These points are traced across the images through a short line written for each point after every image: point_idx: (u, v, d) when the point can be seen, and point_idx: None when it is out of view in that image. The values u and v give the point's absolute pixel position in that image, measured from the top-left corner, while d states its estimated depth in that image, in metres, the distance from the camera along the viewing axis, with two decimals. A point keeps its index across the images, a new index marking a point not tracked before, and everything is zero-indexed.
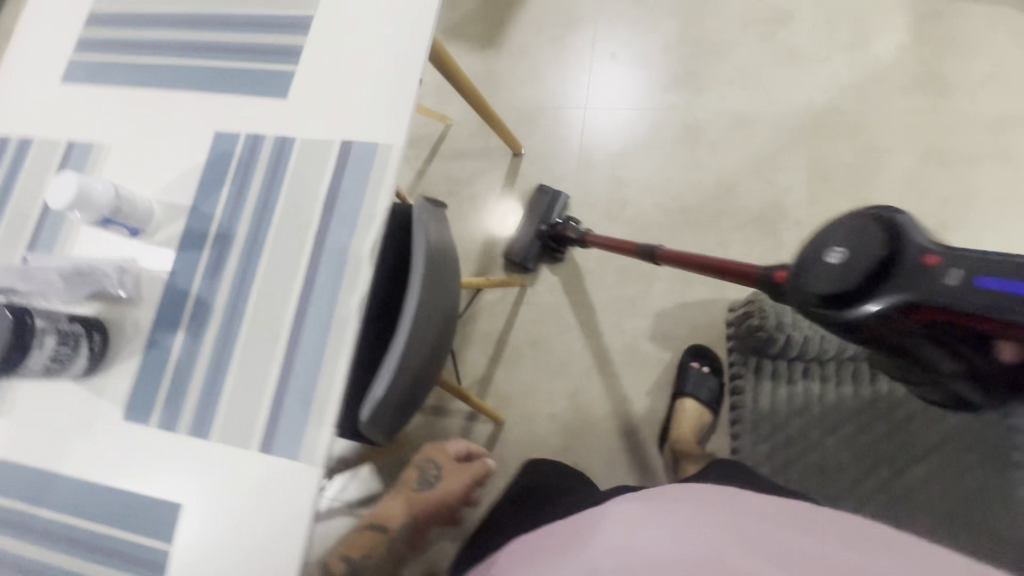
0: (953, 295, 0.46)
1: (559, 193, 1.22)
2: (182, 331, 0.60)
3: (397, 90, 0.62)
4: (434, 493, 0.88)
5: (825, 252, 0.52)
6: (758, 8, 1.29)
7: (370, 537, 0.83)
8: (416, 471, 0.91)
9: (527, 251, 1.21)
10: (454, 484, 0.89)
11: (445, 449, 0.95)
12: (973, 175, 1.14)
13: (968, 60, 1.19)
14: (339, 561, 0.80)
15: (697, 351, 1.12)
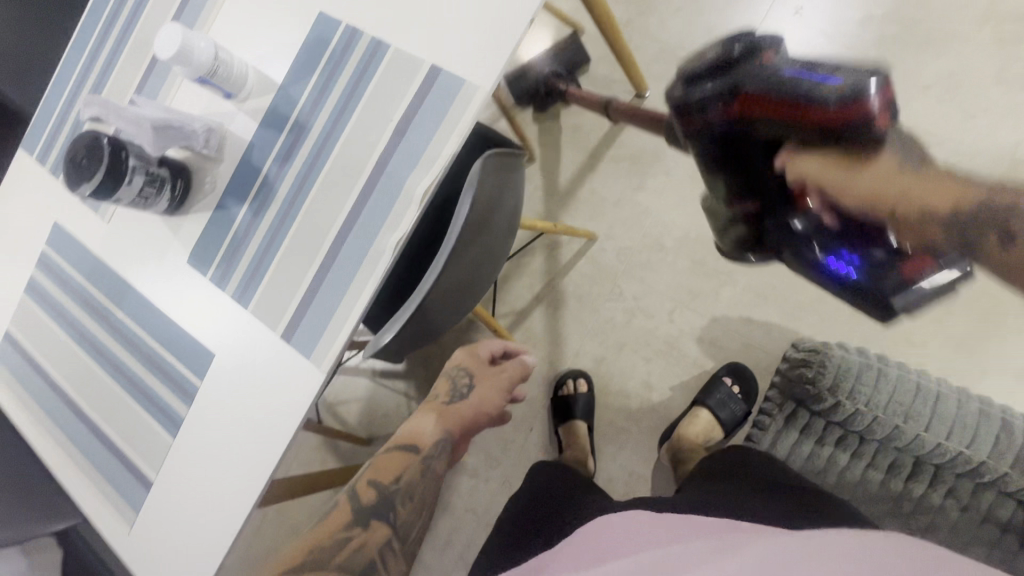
0: (767, 73, 0.44)
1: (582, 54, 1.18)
2: (246, 205, 0.64)
3: (506, 26, 0.55)
4: (473, 399, 0.87)
5: (703, 51, 0.51)
6: (1009, 3, 1.00)
7: (403, 456, 0.75)
8: (447, 385, 0.90)
9: (520, 83, 1.16)
10: (491, 382, 0.91)
11: (474, 351, 0.94)
12: None
13: None
14: (368, 489, 0.70)
15: (735, 371, 1.06)
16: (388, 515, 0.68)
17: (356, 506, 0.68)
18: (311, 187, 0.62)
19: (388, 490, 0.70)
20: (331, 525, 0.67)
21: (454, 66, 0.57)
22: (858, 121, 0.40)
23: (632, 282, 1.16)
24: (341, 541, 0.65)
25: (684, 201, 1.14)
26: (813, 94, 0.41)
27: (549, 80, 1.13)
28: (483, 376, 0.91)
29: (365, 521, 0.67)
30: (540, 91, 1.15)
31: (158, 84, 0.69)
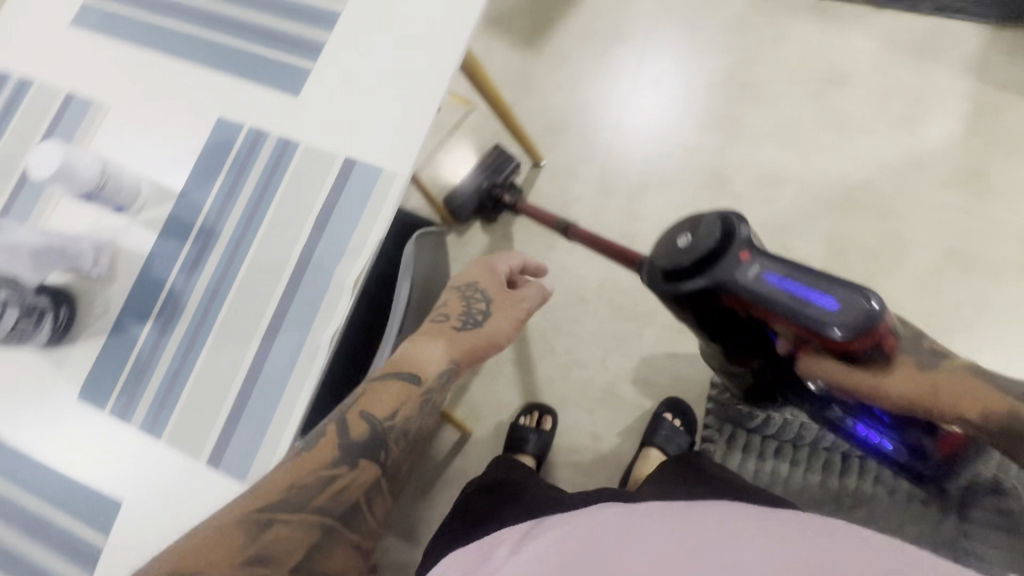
0: (756, 287, 0.56)
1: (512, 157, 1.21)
2: (150, 322, 0.58)
3: (413, 114, 0.58)
4: (485, 330, 0.65)
5: (677, 234, 0.60)
6: (812, 64, 1.23)
7: (401, 388, 0.56)
8: (458, 302, 0.68)
9: (467, 201, 1.17)
10: (507, 312, 0.68)
11: (490, 268, 0.72)
12: (990, 287, 1.07)
13: (1018, 164, 1.11)
14: (359, 424, 0.54)
15: (674, 405, 1.10)
16: (375, 462, 0.53)
17: (343, 444, 0.53)
18: (228, 292, 0.58)
19: (378, 429, 0.54)
20: (313, 460, 0.51)
21: (368, 156, 0.58)
22: (866, 349, 0.54)
23: (563, 336, 1.19)
24: (322, 482, 0.51)
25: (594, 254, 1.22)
26: (813, 316, 0.54)
27: (496, 193, 1.17)
28: (501, 296, 0.69)
29: (355, 461, 0.52)
30: (490, 203, 1.19)
31: (26, 206, 0.62)
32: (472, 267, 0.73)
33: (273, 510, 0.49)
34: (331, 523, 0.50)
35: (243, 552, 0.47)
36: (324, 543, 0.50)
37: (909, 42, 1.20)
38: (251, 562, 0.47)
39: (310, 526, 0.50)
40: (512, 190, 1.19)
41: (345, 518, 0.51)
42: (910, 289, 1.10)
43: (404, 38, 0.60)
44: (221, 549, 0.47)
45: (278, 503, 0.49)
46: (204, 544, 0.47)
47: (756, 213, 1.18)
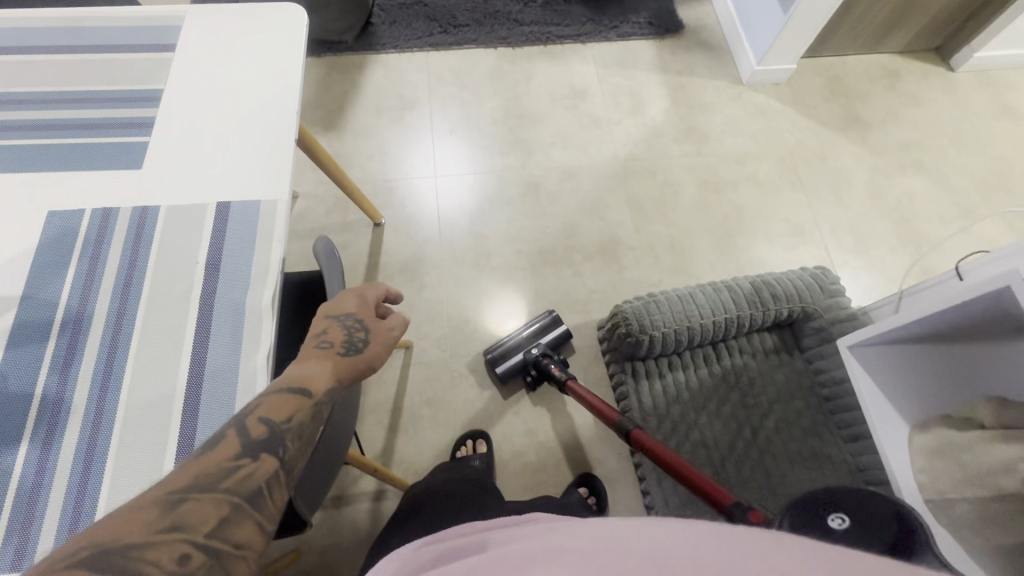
0: None
1: (564, 330, 1.22)
2: (26, 444, 0.49)
3: (273, 147, 0.63)
4: (365, 358, 0.57)
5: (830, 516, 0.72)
6: (558, 88, 1.59)
7: (294, 399, 0.51)
8: (332, 328, 0.58)
9: (505, 364, 1.18)
10: (386, 337, 0.60)
11: (362, 295, 0.62)
12: (737, 196, 1.47)
13: (711, 116, 1.57)
14: (258, 426, 0.48)
15: (584, 480, 1.13)
16: (278, 453, 0.48)
17: (247, 443, 0.47)
18: (122, 370, 0.52)
19: (277, 433, 0.48)
20: (218, 454, 0.45)
21: (242, 195, 0.60)
22: None
23: (465, 359, 1.25)
24: (227, 469, 0.45)
25: (460, 279, 1.34)
26: None
27: (537, 359, 1.16)
28: (377, 326, 0.60)
29: (258, 451, 0.47)
30: (531, 371, 1.17)
31: None
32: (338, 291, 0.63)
33: (188, 489, 0.43)
34: (239, 503, 0.44)
35: (157, 525, 0.40)
36: (232, 520, 0.43)
37: (613, 60, 1.64)
38: (165, 531, 0.40)
39: (222, 503, 0.43)
40: (558, 363, 1.15)
41: (256, 498, 0.45)
42: (693, 216, 1.44)
43: (239, 93, 0.66)
44: (135, 521, 0.40)
45: (188, 483, 0.43)
46: (116, 520, 0.40)
47: (570, 200, 1.43)
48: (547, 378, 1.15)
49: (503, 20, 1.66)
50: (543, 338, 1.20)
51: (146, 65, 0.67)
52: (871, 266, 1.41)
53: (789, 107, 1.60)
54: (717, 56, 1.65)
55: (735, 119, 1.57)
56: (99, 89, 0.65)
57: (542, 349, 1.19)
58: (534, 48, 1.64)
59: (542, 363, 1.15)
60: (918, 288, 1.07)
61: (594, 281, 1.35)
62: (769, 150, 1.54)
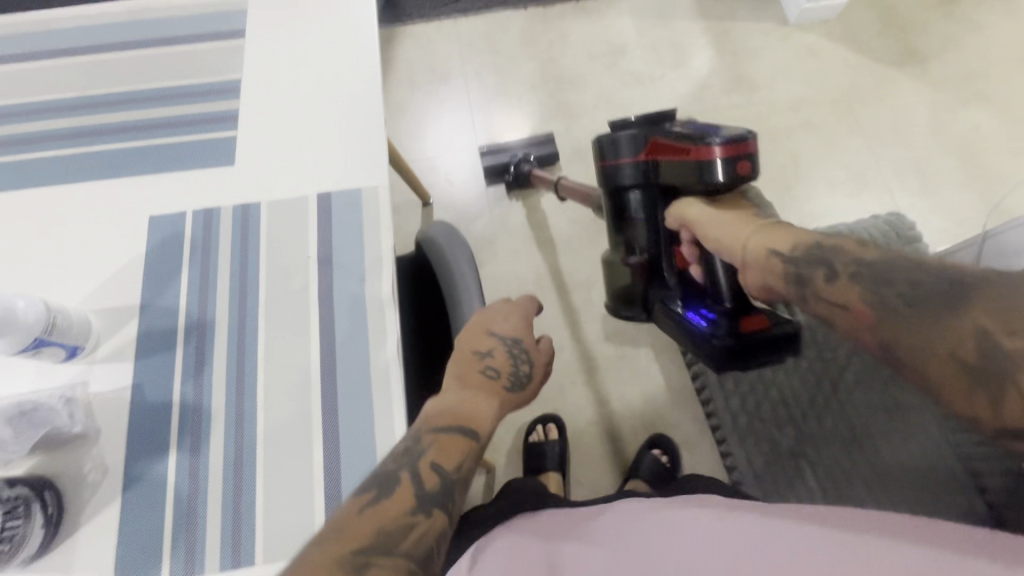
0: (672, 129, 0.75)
1: (552, 152, 1.38)
2: (174, 452, 0.49)
3: (365, 128, 0.60)
4: (527, 393, 0.55)
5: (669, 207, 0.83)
6: (595, 46, 1.52)
7: (464, 440, 0.48)
8: (498, 352, 0.54)
9: (493, 158, 1.36)
10: (545, 372, 0.57)
11: (523, 315, 0.59)
12: (793, 145, 1.41)
13: (758, 62, 1.50)
14: (429, 474, 0.45)
15: (654, 442, 1.14)
16: (448, 509, 0.45)
17: (418, 493, 0.44)
18: (254, 371, 0.51)
19: (446, 482, 0.45)
20: (393, 504, 0.43)
21: (343, 181, 0.58)
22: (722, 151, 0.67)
23: None
24: (402, 526, 0.42)
25: (515, 253, 1.32)
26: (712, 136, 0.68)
27: (518, 160, 1.34)
28: (540, 356, 0.57)
29: (430, 507, 0.44)
30: (511, 168, 1.34)
31: None
32: (499, 306, 0.59)
33: (371, 550, 0.40)
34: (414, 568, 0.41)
35: None
36: None
37: (649, 10, 1.56)
38: None
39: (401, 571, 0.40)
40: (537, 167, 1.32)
41: (427, 563, 0.42)
42: None
43: (320, 74, 0.63)
44: None
45: (367, 542, 0.40)
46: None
47: None
48: (526, 178, 1.32)
49: None
50: (533, 151, 1.37)
51: (219, 55, 0.65)
52: (939, 206, 1.35)
53: (840, 45, 1.51)
54: None
55: (784, 63, 1.50)
56: (177, 84, 0.63)
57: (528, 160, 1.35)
58: (567, 5, 1.57)
59: (522, 164, 1.32)
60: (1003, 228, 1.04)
61: None
62: (823, 94, 1.46)
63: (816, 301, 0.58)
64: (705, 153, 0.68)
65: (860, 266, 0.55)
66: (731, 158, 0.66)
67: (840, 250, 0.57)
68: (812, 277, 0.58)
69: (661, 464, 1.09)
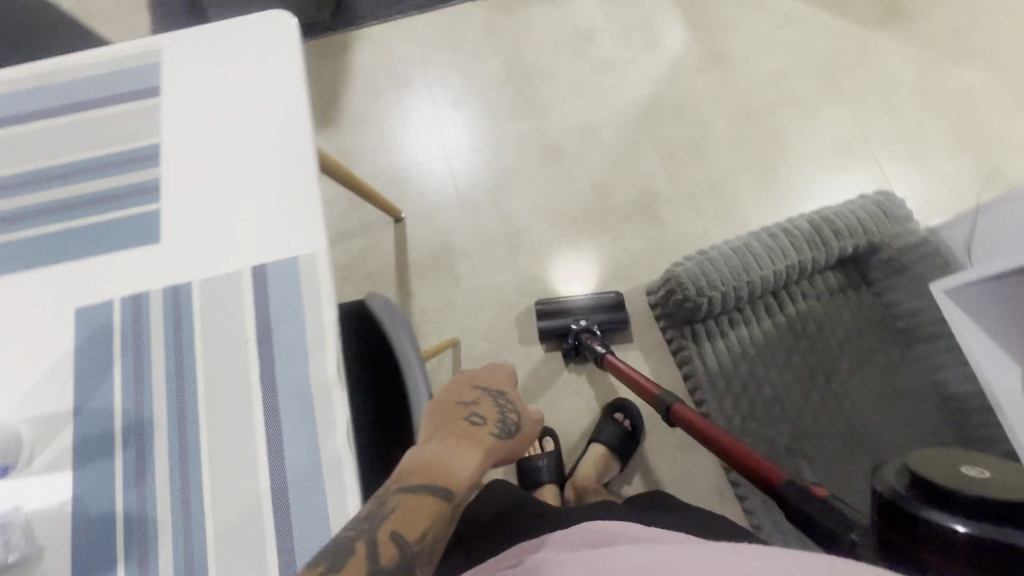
0: None
1: (624, 326, 1.16)
2: (122, 566, 0.46)
3: (295, 190, 0.56)
4: (507, 445, 0.60)
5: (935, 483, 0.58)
6: (561, 33, 1.44)
7: (432, 506, 0.48)
8: (488, 407, 0.61)
9: (551, 319, 1.16)
10: (526, 430, 0.63)
11: (508, 377, 0.67)
12: (775, 123, 1.35)
13: (734, 36, 1.42)
14: (388, 544, 0.45)
15: (623, 407, 1.15)
16: None
17: (373, 567, 0.43)
18: (199, 472, 0.48)
19: (408, 555, 0.45)
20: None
21: (276, 251, 0.54)
22: None
23: (515, 347, 1.21)
24: None
25: (495, 264, 1.27)
26: None
27: (578, 332, 1.14)
28: (524, 414, 0.63)
29: None
30: (569, 338, 1.15)
31: None
32: (483, 370, 0.67)
33: None
34: None
35: None
36: None
37: None
38: None
39: None
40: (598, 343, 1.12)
41: None
42: (729, 152, 1.33)
43: (244, 133, 0.58)
44: None
45: None
46: None
47: (595, 159, 1.33)
48: (585, 352, 1.13)
49: None
50: (596, 320, 1.15)
51: (135, 116, 0.60)
52: (930, 174, 1.30)
53: (818, 10, 1.43)
54: None
55: (761, 34, 1.42)
56: (91, 154, 0.58)
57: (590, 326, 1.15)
58: None
59: (581, 337, 1.12)
60: (998, 203, 0.99)
61: (635, 242, 1.27)
62: (802, 63, 1.39)
63: None
64: None
65: None
66: None
67: None
68: None
69: (624, 431, 1.11)
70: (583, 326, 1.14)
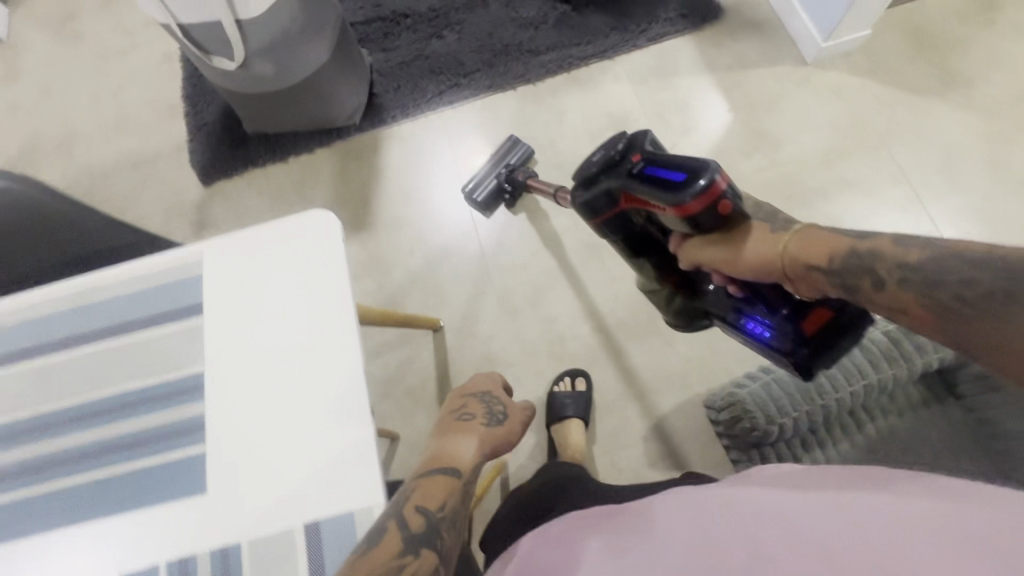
0: (632, 183, 0.71)
1: (524, 146, 1.36)
2: None
3: (348, 430, 0.53)
4: (504, 432, 0.64)
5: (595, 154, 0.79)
6: (595, 121, 1.40)
7: (444, 482, 0.53)
8: (475, 405, 0.66)
9: (482, 189, 1.32)
10: (518, 419, 0.68)
11: (493, 376, 0.73)
12: (828, 206, 1.27)
13: (777, 114, 1.35)
14: (416, 516, 0.49)
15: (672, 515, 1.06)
16: (436, 546, 0.48)
17: (406, 536, 0.47)
18: None
19: (433, 521, 0.49)
20: (381, 553, 0.45)
21: (331, 504, 0.50)
22: (713, 196, 0.63)
23: None
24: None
25: (540, 373, 1.22)
26: (677, 189, 0.64)
27: (510, 175, 1.31)
28: (512, 408, 0.68)
29: (417, 547, 0.47)
30: (504, 184, 1.31)
31: None
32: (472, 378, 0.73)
33: None
34: None
35: None
36: None
37: (649, 71, 1.43)
38: None
39: None
40: (525, 172, 1.31)
41: None
42: None
43: (293, 361, 0.55)
44: None
45: None
46: None
47: None
48: (521, 187, 1.30)
49: (516, 54, 1.47)
50: (509, 159, 1.34)
51: (179, 340, 0.57)
52: None
53: (869, 79, 1.35)
54: (769, 39, 1.41)
55: (806, 109, 1.35)
56: (135, 387, 0.55)
57: (510, 165, 1.33)
58: (558, 79, 1.45)
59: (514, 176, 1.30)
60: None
61: (687, 347, 1.20)
62: (853, 139, 1.31)
63: (878, 304, 0.50)
64: (683, 211, 0.64)
65: (904, 268, 0.47)
66: (709, 207, 0.63)
67: (879, 258, 0.49)
68: (861, 286, 0.51)
69: None
70: (506, 169, 1.32)
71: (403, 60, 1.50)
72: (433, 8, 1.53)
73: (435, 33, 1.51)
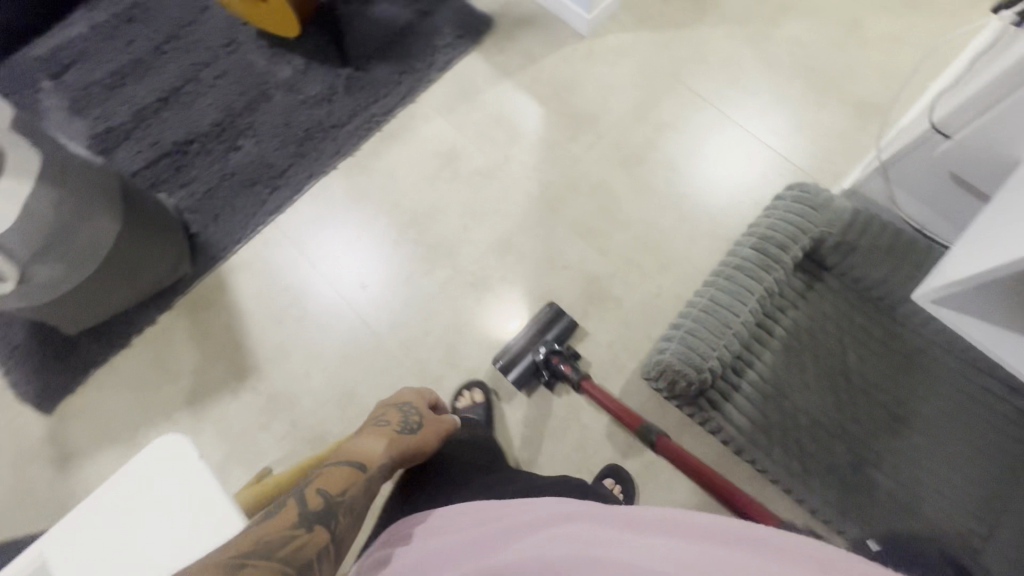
0: None
1: (565, 319, 1.21)
2: None
3: None
4: (417, 439, 0.81)
5: None
6: (427, 166, 1.38)
7: (346, 472, 0.67)
8: (395, 416, 0.85)
9: (516, 369, 1.16)
10: (432, 430, 0.85)
11: (421, 395, 0.94)
12: (661, 154, 1.36)
13: (582, 91, 1.42)
14: (314, 497, 0.61)
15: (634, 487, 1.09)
16: (327, 527, 0.59)
17: (302, 512, 0.58)
18: None
19: (331, 501, 0.61)
20: (274, 524, 0.55)
21: None
22: None
23: None
24: (282, 537, 0.54)
25: (487, 425, 1.19)
26: None
27: (546, 360, 1.15)
28: (430, 418, 0.88)
29: (311, 524, 0.57)
30: (543, 371, 1.15)
31: None
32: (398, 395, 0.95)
33: (247, 555, 0.50)
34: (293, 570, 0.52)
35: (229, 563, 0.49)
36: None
37: (454, 100, 1.43)
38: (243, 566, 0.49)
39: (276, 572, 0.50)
40: (568, 359, 1.16)
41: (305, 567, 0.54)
42: (638, 202, 1.32)
43: (181, 535, 0.56)
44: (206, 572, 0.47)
45: (250, 553, 0.50)
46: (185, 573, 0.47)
47: (524, 272, 1.28)
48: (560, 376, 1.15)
49: (321, 135, 1.41)
50: (544, 339, 1.18)
51: None
52: (815, 135, 1.35)
53: (642, 30, 1.46)
54: (544, 28, 1.48)
55: (603, 77, 1.42)
56: None
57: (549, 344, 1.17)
58: (374, 141, 1.41)
59: (554, 365, 1.14)
60: (891, 142, 1.09)
61: (604, 334, 1.23)
62: (653, 87, 1.41)
63: None
64: None
65: None
66: None
67: None
68: None
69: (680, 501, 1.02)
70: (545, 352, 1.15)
71: (210, 186, 1.38)
72: (215, 123, 1.43)
73: (231, 146, 1.41)
